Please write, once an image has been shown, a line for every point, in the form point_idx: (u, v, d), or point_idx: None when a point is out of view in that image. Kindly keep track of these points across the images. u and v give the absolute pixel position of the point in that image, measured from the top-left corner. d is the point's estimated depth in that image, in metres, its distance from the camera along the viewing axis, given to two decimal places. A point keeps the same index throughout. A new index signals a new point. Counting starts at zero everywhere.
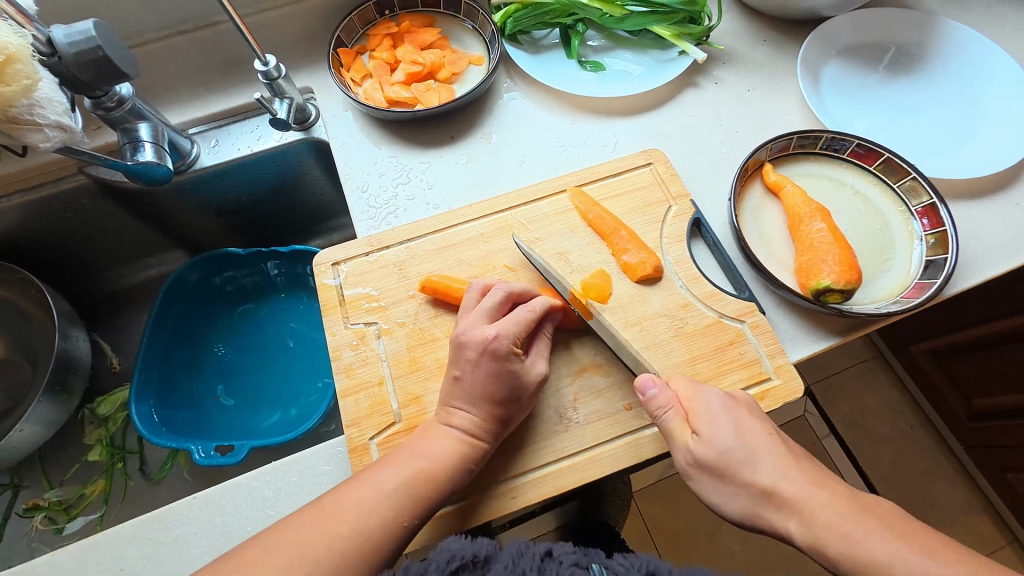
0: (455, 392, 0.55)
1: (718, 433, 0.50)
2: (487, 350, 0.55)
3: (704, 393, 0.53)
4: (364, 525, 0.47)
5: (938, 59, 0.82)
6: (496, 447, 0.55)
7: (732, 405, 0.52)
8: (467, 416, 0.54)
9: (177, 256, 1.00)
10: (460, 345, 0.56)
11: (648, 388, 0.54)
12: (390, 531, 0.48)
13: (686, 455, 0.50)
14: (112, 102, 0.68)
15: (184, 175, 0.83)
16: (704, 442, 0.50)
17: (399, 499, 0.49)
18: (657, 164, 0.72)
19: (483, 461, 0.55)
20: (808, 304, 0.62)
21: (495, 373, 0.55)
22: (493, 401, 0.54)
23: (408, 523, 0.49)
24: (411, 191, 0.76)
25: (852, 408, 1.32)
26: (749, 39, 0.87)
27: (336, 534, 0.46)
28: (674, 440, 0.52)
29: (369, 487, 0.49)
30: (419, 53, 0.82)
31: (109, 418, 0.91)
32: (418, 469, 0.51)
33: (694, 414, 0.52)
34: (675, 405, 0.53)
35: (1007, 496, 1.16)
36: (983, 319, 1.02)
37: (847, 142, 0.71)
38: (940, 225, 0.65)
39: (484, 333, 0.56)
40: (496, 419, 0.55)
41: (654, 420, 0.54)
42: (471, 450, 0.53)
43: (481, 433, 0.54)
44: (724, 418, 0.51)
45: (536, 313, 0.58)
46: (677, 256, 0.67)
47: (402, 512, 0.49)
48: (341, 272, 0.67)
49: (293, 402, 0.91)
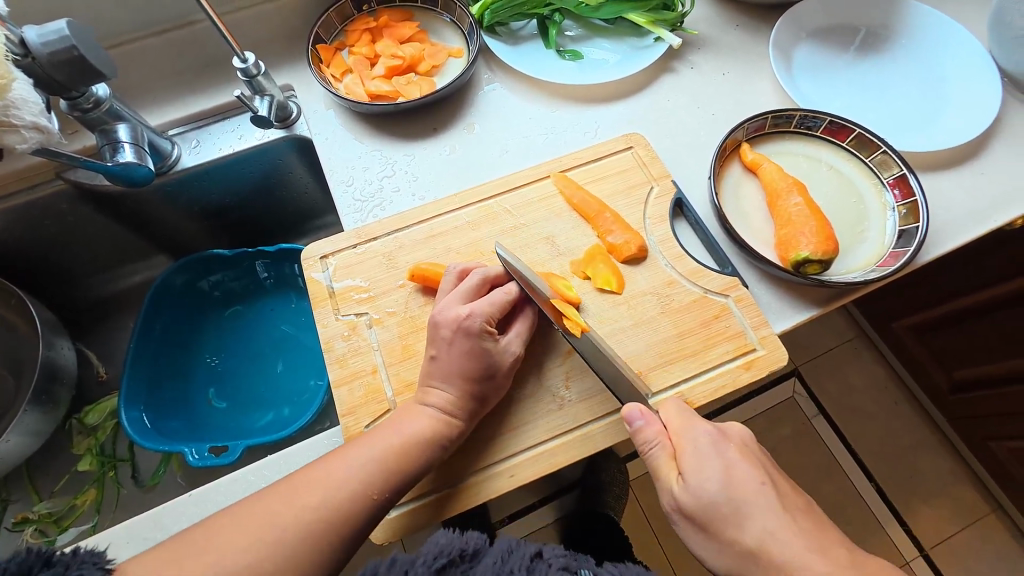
0: (432, 371, 0.56)
1: (704, 478, 0.49)
2: (461, 328, 0.56)
3: (695, 428, 0.52)
4: (332, 501, 0.48)
5: (903, 38, 0.85)
6: (471, 425, 0.56)
7: (722, 444, 0.51)
8: (444, 394, 0.55)
9: (162, 261, 0.99)
10: (436, 325, 0.57)
11: (635, 420, 0.53)
12: (359, 505, 0.49)
13: (670, 500, 0.50)
14: (88, 103, 0.68)
15: (166, 177, 0.82)
16: (686, 488, 0.49)
17: (373, 472, 0.50)
18: (638, 147, 0.74)
19: (458, 439, 0.55)
20: (789, 276, 0.64)
21: (470, 350, 0.55)
22: (468, 377, 0.55)
23: (379, 498, 0.50)
24: (397, 183, 0.76)
25: (837, 387, 1.35)
26: (722, 25, 0.89)
27: (305, 505, 0.47)
28: (660, 479, 0.52)
29: (343, 464, 0.50)
30: (399, 46, 0.83)
31: (98, 427, 0.90)
32: (394, 445, 0.52)
33: (681, 450, 0.51)
34: (661, 441, 0.52)
35: (989, 464, 1.20)
36: (962, 292, 1.05)
37: (819, 120, 0.73)
38: (910, 196, 0.67)
39: (458, 312, 0.56)
40: (473, 396, 0.55)
41: (642, 453, 0.54)
42: (447, 428, 0.54)
43: (458, 411, 0.55)
44: (709, 455, 0.50)
45: (512, 295, 0.59)
46: (662, 235, 0.68)
47: (374, 486, 0.50)
48: (330, 265, 0.68)
49: (286, 401, 0.91)
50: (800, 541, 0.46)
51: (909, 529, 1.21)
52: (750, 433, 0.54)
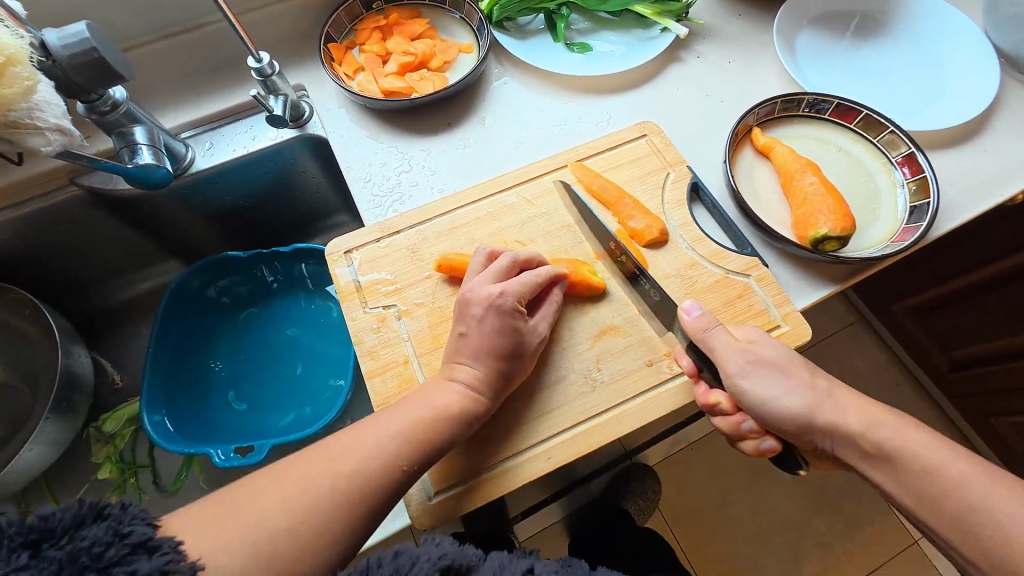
0: (459, 349, 0.56)
1: (733, 368, 0.53)
2: (493, 306, 0.56)
3: (726, 335, 0.56)
4: (361, 471, 0.48)
5: (901, 23, 0.87)
6: (496, 403, 0.57)
7: (749, 350, 0.55)
8: (471, 370, 0.55)
9: (174, 266, 0.99)
10: (466, 303, 0.57)
11: (678, 318, 0.57)
12: (389, 472, 0.49)
13: (700, 381, 0.54)
14: (106, 106, 0.68)
15: (181, 179, 0.82)
16: (702, 367, 0.56)
17: (400, 444, 0.51)
18: (652, 135, 0.75)
19: (483, 416, 0.56)
20: (808, 254, 0.66)
21: (499, 328, 0.56)
22: (496, 354, 0.56)
23: (408, 469, 0.50)
24: (414, 177, 0.77)
25: (842, 370, 1.38)
26: (725, 15, 0.91)
27: (340, 472, 0.47)
28: (685, 363, 0.59)
29: (371, 437, 0.50)
30: (410, 43, 0.84)
31: (117, 434, 0.89)
32: (420, 417, 0.52)
33: (714, 350, 0.55)
34: (698, 339, 0.56)
35: (993, 441, 1.23)
36: (963, 271, 1.07)
37: (827, 103, 0.75)
38: (920, 172, 0.69)
39: (490, 290, 0.57)
40: (499, 374, 0.56)
41: (683, 344, 0.59)
42: (473, 404, 0.55)
43: (484, 388, 0.55)
44: (735, 355, 0.55)
45: (542, 278, 0.59)
46: (680, 219, 0.69)
47: (404, 457, 0.50)
48: (354, 259, 0.68)
49: (307, 401, 0.90)
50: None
51: None
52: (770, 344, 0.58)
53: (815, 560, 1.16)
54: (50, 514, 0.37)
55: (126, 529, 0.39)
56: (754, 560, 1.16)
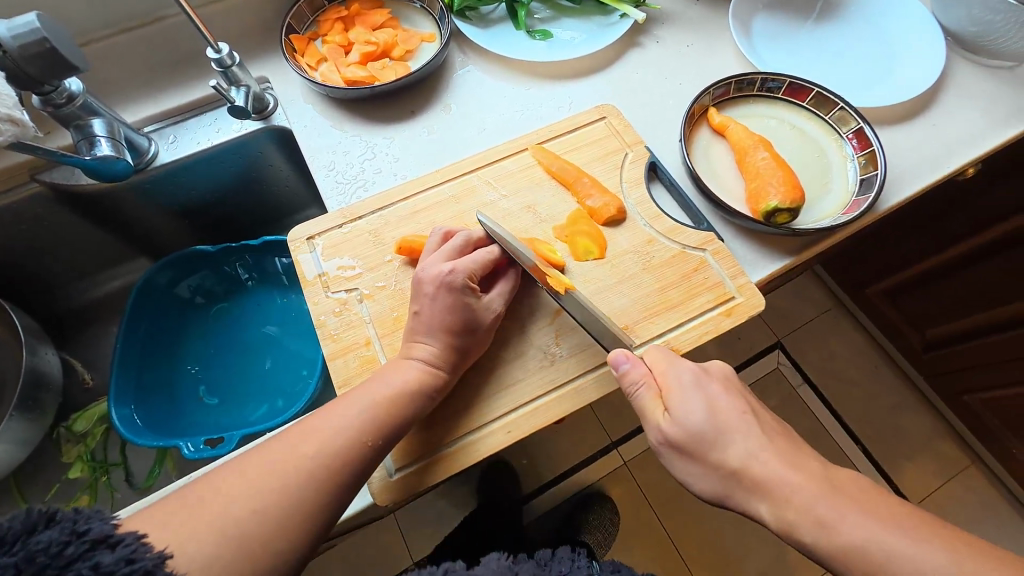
0: (415, 327, 0.57)
1: (688, 411, 0.52)
2: (443, 283, 0.57)
3: (676, 367, 0.55)
4: (327, 448, 0.49)
5: (853, 4, 0.89)
6: (455, 377, 0.57)
7: (703, 381, 0.54)
8: (428, 346, 0.56)
9: (144, 263, 0.99)
10: (420, 282, 0.58)
11: (621, 364, 0.56)
12: (354, 451, 0.50)
13: (657, 434, 0.53)
14: (62, 98, 0.68)
15: (144, 174, 0.82)
16: (672, 422, 0.52)
17: (363, 421, 0.51)
18: (611, 117, 0.76)
19: (444, 391, 0.57)
20: (762, 227, 0.67)
21: (453, 304, 0.57)
22: (450, 330, 0.56)
23: (372, 444, 0.51)
24: (378, 165, 0.77)
25: (815, 351, 1.40)
26: (683, 0, 0.92)
27: (304, 453, 0.48)
28: (648, 420, 0.54)
29: (335, 416, 0.51)
30: (372, 33, 0.84)
31: (88, 433, 0.89)
32: (382, 395, 0.53)
33: (667, 389, 0.54)
34: (647, 381, 0.55)
35: (963, 415, 1.26)
36: (929, 252, 1.10)
37: (779, 82, 0.77)
38: (868, 146, 0.71)
39: (440, 268, 0.58)
40: (456, 349, 0.57)
41: (627, 395, 0.57)
42: (432, 379, 0.55)
43: (442, 363, 0.56)
44: (691, 391, 0.53)
45: (494, 255, 0.60)
46: (638, 197, 0.71)
47: (367, 433, 0.51)
48: (317, 246, 0.68)
49: (279, 393, 0.91)
50: (775, 460, 0.49)
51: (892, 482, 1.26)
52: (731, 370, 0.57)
53: None
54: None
55: (84, 527, 0.39)
56: (734, 539, 1.18)
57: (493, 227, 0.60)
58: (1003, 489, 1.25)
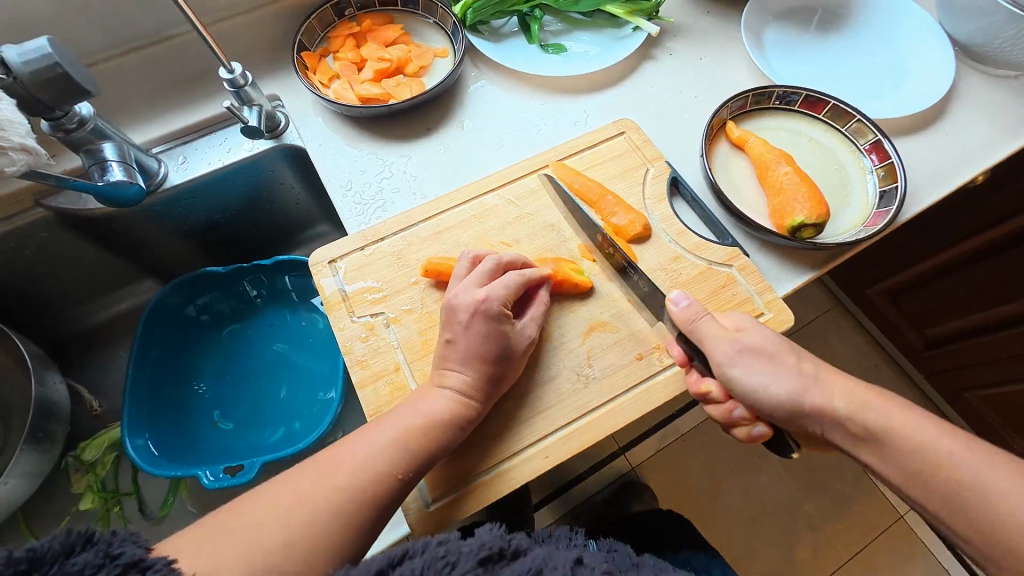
0: (448, 355, 0.56)
1: None
2: (479, 311, 0.56)
3: (717, 346, 0.55)
4: (358, 481, 0.47)
5: (861, 15, 0.90)
6: (488, 407, 0.56)
7: (744, 360, 0.54)
8: (462, 376, 0.55)
9: (151, 285, 0.96)
10: (453, 309, 0.57)
11: (664, 334, 0.55)
12: (385, 484, 0.49)
13: None
14: (72, 123, 0.66)
15: (153, 197, 0.80)
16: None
17: (394, 452, 0.50)
18: (631, 132, 0.76)
19: (475, 421, 0.56)
20: (786, 242, 0.67)
21: (488, 333, 0.56)
22: (485, 359, 0.55)
23: (403, 476, 0.50)
24: (396, 183, 0.76)
25: (822, 353, 1.41)
26: (693, 13, 0.92)
27: (336, 488, 0.47)
28: None
29: (363, 446, 0.50)
30: (384, 49, 0.83)
31: (97, 462, 0.86)
32: (415, 425, 0.52)
33: None
34: (689, 351, 0.54)
35: (967, 414, 1.27)
36: (933, 250, 1.11)
37: (796, 94, 0.77)
38: (887, 159, 0.72)
39: (474, 295, 0.57)
40: (490, 378, 0.56)
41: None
42: (466, 409, 0.54)
43: (476, 393, 0.55)
44: (731, 364, 0.53)
45: (525, 279, 0.60)
46: (662, 213, 0.70)
47: (399, 466, 0.50)
48: (339, 269, 0.67)
49: (297, 416, 0.89)
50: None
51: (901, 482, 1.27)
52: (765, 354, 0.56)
53: (806, 540, 1.18)
54: (36, 545, 0.35)
55: (117, 550, 0.37)
56: (749, 545, 1.18)
57: (514, 218, 0.66)
58: None
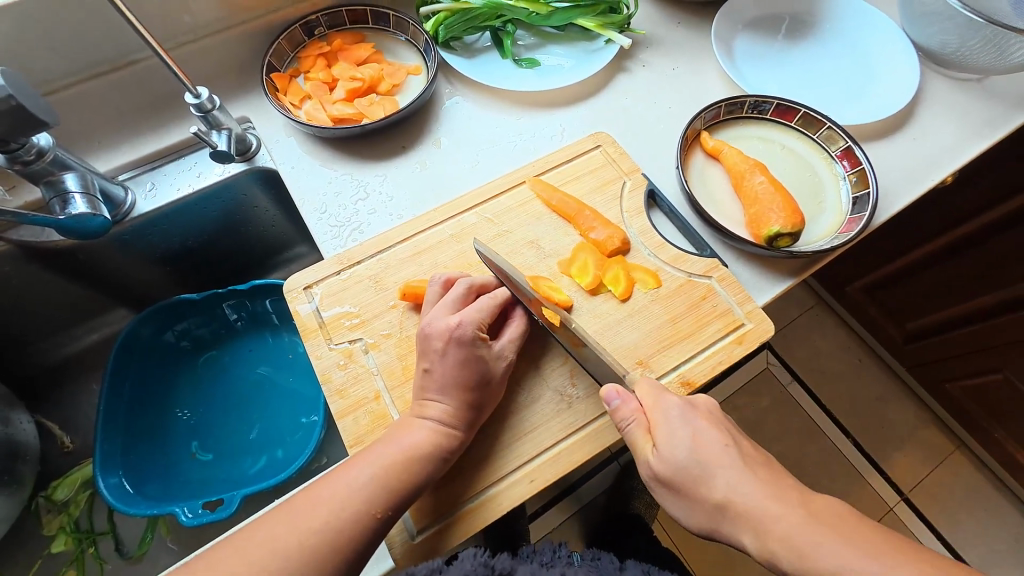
0: (426, 384, 0.55)
1: (676, 447, 0.50)
2: (453, 338, 0.55)
3: (664, 402, 0.53)
4: (334, 523, 0.46)
5: (827, 23, 0.92)
6: (471, 434, 0.55)
7: (691, 414, 0.52)
8: (441, 406, 0.54)
9: (122, 314, 0.93)
10: (427, 338, 0.56)
11: (612, 399, 0.54)
12: (363, 524, 0.47)
13: (647, 471, 0.51)
14: (30, 155, 0.63)
15: (122, 226, 0.78)
16: (659, 459, 0.50)
17: (372, 489, 0.48)
18: (606, 145, 0.76)
19: (458, 450, 0.54)
20: (764, 251, 0.68)
21: (465, 358, 0.55)
22: (463, 387, 0.54)
23: (381, 515, 0.48)
24: (372, 204, 0.75)
25: (807, 352, 1.43)
26: (665, 23, 0.93)
27: (309, 530, 0.45)
28: (638, 454, 0.53)
29: (340, 484, 0.48)
30: (356, 68, 0.82)
31: (70, 501, 0.83)
32: (395, 459, 0.51)
33: (655, 425, 0.52)
34: (637, 417, 0.53)
35: (949, 406, 1.29)
36: (909, 247, 1.13)
37: (768, 103, 0.78)
38: (858, 165, 0.73)
39: (448, 322, 0.56)
40: (470, 405, 0.55)
41: (620, 430, 0.55)
42: (447, 439, 0.53)
43: (457, 422, 0.54)
44: (680, 426, 0.51)
45: (500, 301, 0.59)
46: (640, 226, 0.70)
47: (376, 503, 0.48)
48: (315, 295, 0.66)
49: (279, 443, 0.87)
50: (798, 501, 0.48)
51: (888, 475, 1.28)
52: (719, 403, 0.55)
53: None
54: None
55: None
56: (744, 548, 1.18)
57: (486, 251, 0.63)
58: (992, 476, 1.28)
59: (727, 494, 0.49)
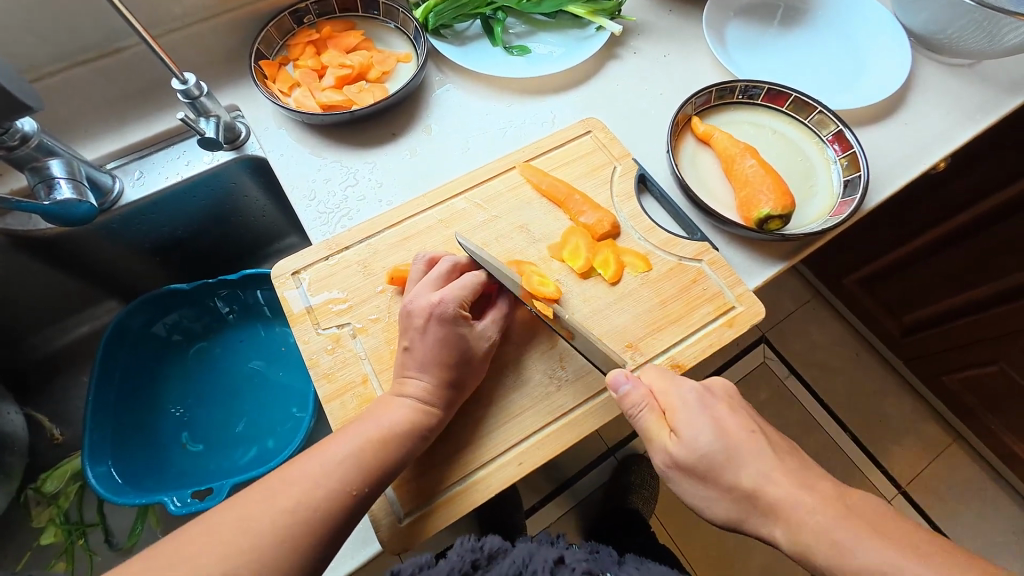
0: (406, 362, 0.55)
1: (696, 431, 0.50)
2: (434, 315, 0.55)
3: (678, 387, 0.53)
4: (309, 500, 0.45)
5: (818, 9, 0.92)
6: (450, 414, 0.55)
7: (709, 400, 0.52)
8: (420, 383, 0.54)
9: (112, 306, 0.93)
10: (408, 314, 0.56)
11: (621, 385, 0.54)
12: (340, 502, 0.47)
13: (664, 457, 0.51)
14: (14, 141, 0.63)
15: (109, 214, 0.77)
16: (680, 444, 0.50)
17: (349, 468, 0.48)
18: (596, 131, 0.76)
19: (437, 429, 0.54)
20: (754, 234, 0.68)
21: (445, 336, 0.55)
22: (444, 364, 0.54)
23: (358, 493, 0.48)
24: (361, 191, 0.75)
25: (803, 344, 1.42)
26: (656, 11, 0.93)
27: (283, 508, 0.44)
28: (652, 441, 0.53)
29: (320, 463, 0.48)
30: (345, 56, 0.82)
31: (59, 493, 0.82)
32: (370, 437, 0.50)
33: (670, 410, 0.52)
34: (649, 402, 0.53)
35: (945, 397, 1.29)
36: (905, 237, 1.12)
37: (759, 88, 0.78)
38: (849, 148, 0.72)
39: (430, 299, 0.56)
40: (449, 383, 0.54)
41: (629, 418, 0.54)
42: (425, 417, 0.53)
43: (435, 400, 0.54)
44: (697, 412, 0.51)
45: (483, 281, 0.58)
46: (631, 211, 0.70)
47: (352, 481, 0.48)
48: (303, 280, 0.65)
49: (269, 434, 0.86)
50: (786, 480, 0.47)
51: (884, 467, 1.28)
52: (731, 387, 0.56)
53: None
54: None
55: None
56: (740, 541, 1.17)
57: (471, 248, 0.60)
58: (989, 467, 1.28)
59: (712, 471, 0.48)
